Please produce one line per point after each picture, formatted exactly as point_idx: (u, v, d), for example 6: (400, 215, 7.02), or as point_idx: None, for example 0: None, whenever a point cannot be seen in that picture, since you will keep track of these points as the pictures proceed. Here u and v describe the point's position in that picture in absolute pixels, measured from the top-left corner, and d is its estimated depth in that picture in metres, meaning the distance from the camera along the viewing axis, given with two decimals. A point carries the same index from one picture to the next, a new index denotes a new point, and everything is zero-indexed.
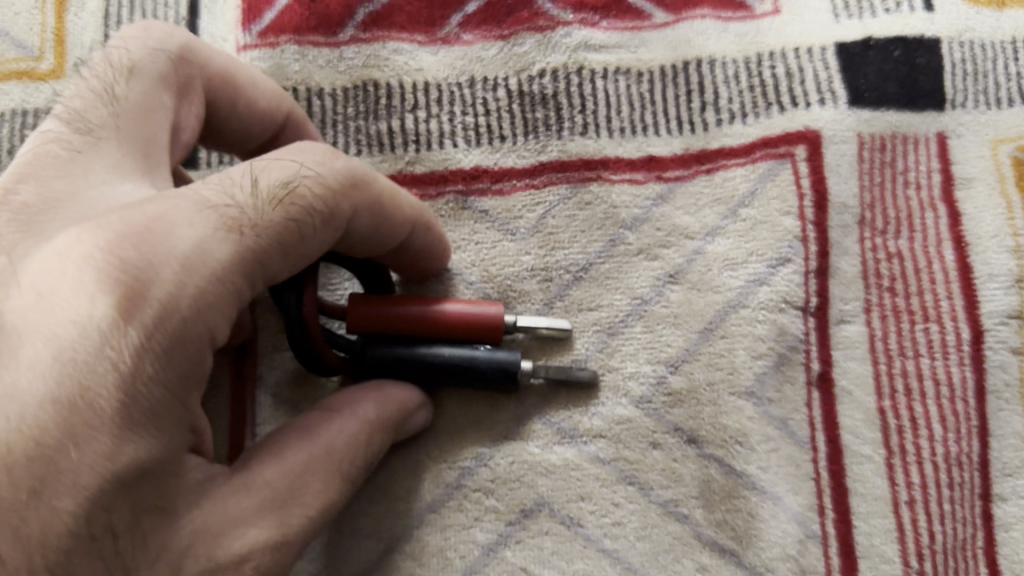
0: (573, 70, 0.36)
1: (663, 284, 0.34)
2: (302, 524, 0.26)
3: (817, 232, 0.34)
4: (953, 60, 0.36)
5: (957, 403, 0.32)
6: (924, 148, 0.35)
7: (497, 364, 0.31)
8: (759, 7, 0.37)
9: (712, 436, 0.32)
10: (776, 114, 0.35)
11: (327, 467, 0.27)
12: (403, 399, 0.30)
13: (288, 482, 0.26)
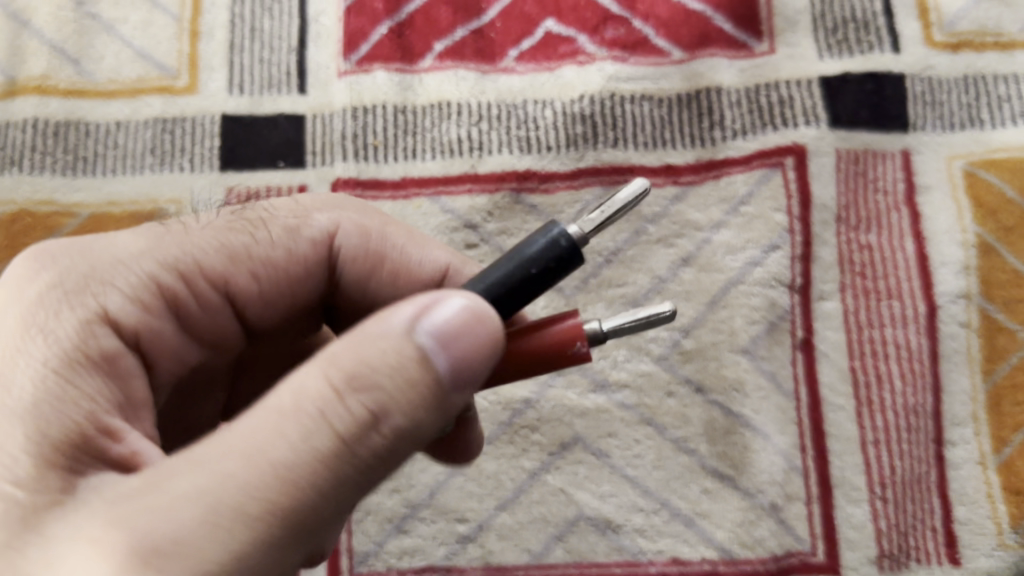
0: (607, 95, 0.44)
1: (677, 266, 0.42)
2: (206, 485, 0.21)
3: (802, 225, 0.42)
4: (916, 91, 0.44)
5: (915, 365, 0.40)
6: (892, 162, 0.43)
7: (546, 243, 0.26)
8: (760, 47, 0.45)
9: (715, 386, 0.40)
10: (771, 132, 0.43)
11: (257, 442, 0.21)
12: (409, 364, 0.22)
13: (242, 435, 0.21)
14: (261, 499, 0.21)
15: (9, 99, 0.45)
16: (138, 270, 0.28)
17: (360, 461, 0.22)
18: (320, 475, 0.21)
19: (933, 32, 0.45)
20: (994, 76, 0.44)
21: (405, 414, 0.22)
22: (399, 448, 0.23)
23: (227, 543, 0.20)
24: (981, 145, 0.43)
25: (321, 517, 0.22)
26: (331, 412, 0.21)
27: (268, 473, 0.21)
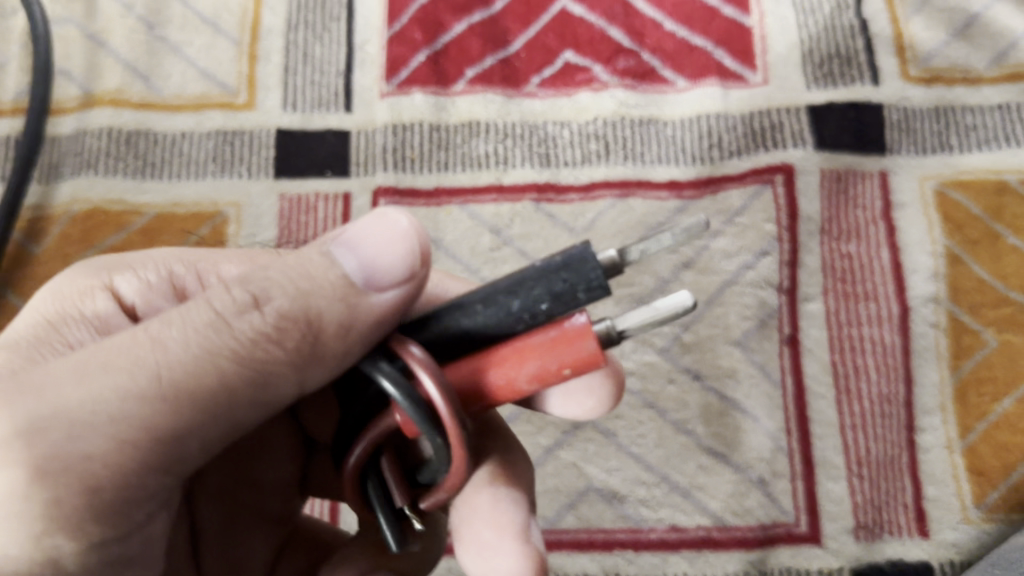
0: (618, 119, 0.50)
1: (679, 269, 0.47)
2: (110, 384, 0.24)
3: (790, 235, 0.47)
4: (893, 120, 0.49)
5: (889, 360, 0.45)
6: (871, 181, 0.48)
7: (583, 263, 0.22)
8: (755, 78, 0.50)
9: (711, 375, 0.45)
10: (764, 154, 0.49)
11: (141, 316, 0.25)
12: (309, 267, 0.25)
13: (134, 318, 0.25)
14: (123, 352, 0.24)
15: (87, 110, 0.51)
16: (160, 265, 0.35)
17: (236, 340, 0.24)
18: (188, 341, 0.24)
19: (909, 68, 0.50)
20: (962, 108, 0.49)
21: (290, 302, 0.25)
22: (288, 341, 0.25)
23: (84, 386, 0.24)
24: (950, 168, 0.48)
25: (188, 387, 0.24)
26: (235, 321, 0.24)
27: (137, 335, 0.24)
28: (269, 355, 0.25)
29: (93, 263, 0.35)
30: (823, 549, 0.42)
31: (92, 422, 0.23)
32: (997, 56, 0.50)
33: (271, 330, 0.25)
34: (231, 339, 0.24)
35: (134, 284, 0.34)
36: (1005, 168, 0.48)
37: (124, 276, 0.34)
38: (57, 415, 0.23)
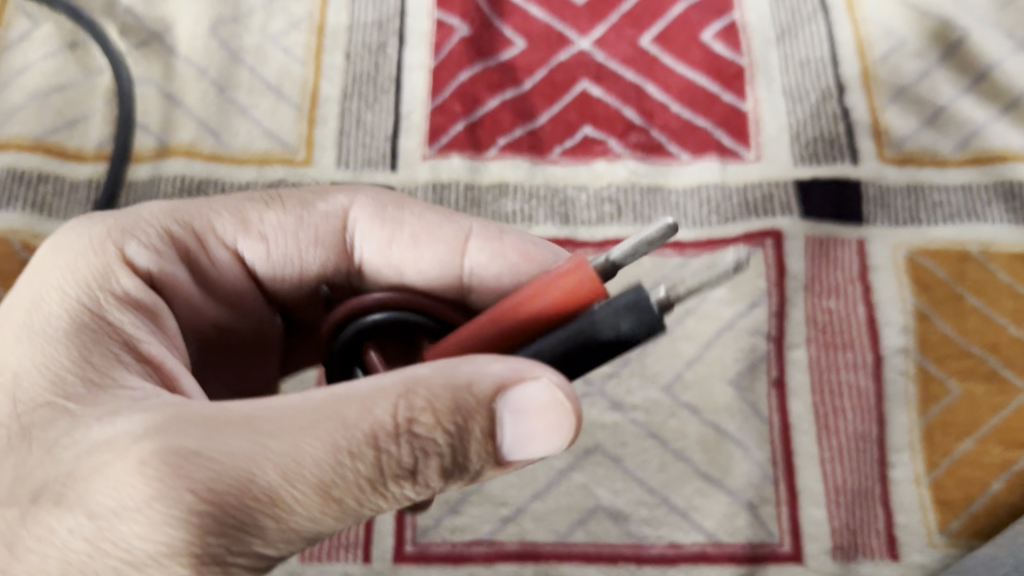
0: (630, 186, 0.57)
1: (680, 317, 0.54)
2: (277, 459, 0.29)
3: (778, 291, 0.53)
4: (871, 193, 0.56)
5: (865, 402, 0.51)
6: (850, 246, 0.55)
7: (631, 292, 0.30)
8: (750, 155, 0.57)
9: (707, 410, 0.51)
10: (756, 220, 0.55)
11: (307, 426, 0.30)
12: (459, 383, 0.31)
13: (298, 419, 0.30)
14: (294, 485, 0.29)
15: (163, 159, 0.58)
16: (159, 228, 0.40)
17: (384, 479, 0.31)
18: (346, 468, 0.30)
19: (884, 150, 0.57)
20: (931, 186, 0.56)
21: (439, 415, 0.30)
22: (421, 474, 0.31)
23: (263, 454, 0.29)
24: (920, 238, 0.55)
25: (330, 479, 0.30)
26: (387, 427, 0.30)
27: (306, 465, 0.29)
28: (402, 487, 0.31)
29: (104, 222, 0.39)
30: (805, 567, 0.47)
31: (251, 488, 0.29)
32: (961, 142, 0.58)
33: (414, 467, 0.31)
34: (379, 479, 0.31)
35: (148, 246, 0.39)
36: (968, 239, 0.55)
37: (138, 239, 0.39)
38: (228, 472, 0.29)
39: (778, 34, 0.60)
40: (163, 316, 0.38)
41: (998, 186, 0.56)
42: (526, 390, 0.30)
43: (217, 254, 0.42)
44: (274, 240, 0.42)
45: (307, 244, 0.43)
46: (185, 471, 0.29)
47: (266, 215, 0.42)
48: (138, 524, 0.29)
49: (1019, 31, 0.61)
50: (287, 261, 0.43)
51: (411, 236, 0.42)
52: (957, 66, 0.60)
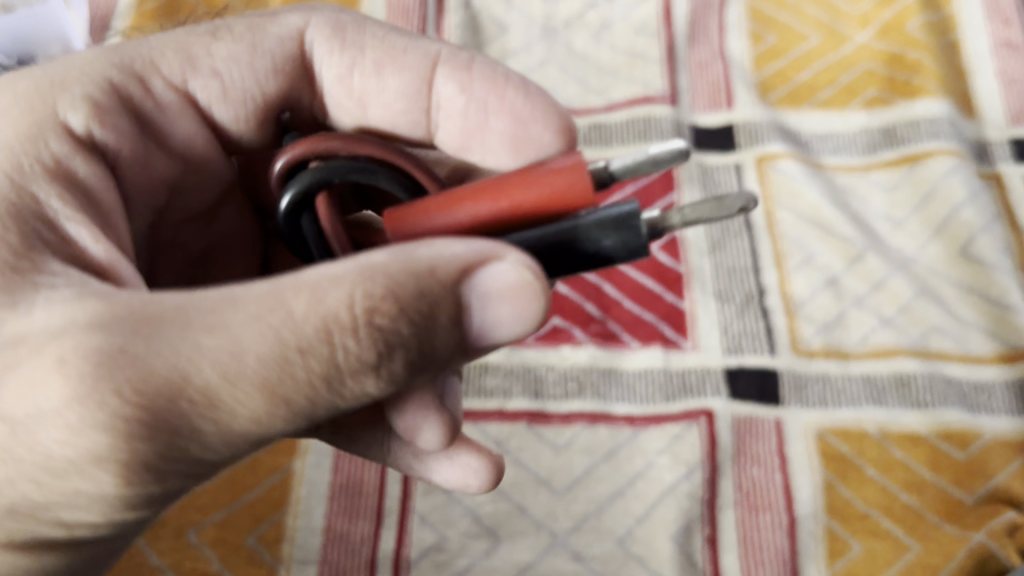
0: (589, 367, 0.69)
1: (631, 480, 0.65)
2: (215, 349, 0.34)
3: (710, 460, 0.65)
4: (787, 379, 0.68)
5: (782, 557, 0.62)
6: (769, 424, 0.67)
7: (626, 213, 0.36)
8: (687, 344, 0.70)
9: (653, 562, 0.61)
10: (693, 399, 0.67)
11: (250, 317, 0.34)
12: (418, 264, 0.36)
13: (244, 310, 0.35)
14: (234, 382, 0.35)
15: None
16: (98, 81, 0.47)
17: (342, 370, 0.36)
18: (296, 345, 0.35)
19: (798, 343, 0.70)
20: (836, 375, 0.68)
21: (411, 294, 0.35)
22: (385, 366, 0.37)
23: (209, 342, 0.34)
24: (827, 418, 0.67)
25: (275, 362, 0.35)
26: (336, 311, 0.35)
27: (244, 364, 0.35)
28: (361, 381, 0.37)
29: (37, 76, 0.47)
30: None
31: (183, 378, 0.35)
32: (862, 339, 0.70)
33: (375, 360, 0.36)
34: (337, 372, 0.36)
35: (81, 105, 0.46)
36: (866, 420, 0.66)
37: (72, 98, 0.46)
38: (170, 358, 0.34)
39: (711, 247, 0.74)
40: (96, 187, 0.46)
41: (891, 376, 0.68)
42: (498, 274, 0.36)
43: (152, 109, 0.50)
44: (228, 73, 0.51)
45: (266, 73, 0.51)
46: (110, 380, 0.35)
47: (215, 47, 0.51)
48: (64, 428, 0.36)
49: (910, 247, 0.74)
50: (247, 95, 0.52)
51: (375, 62, 0.51)
52: (861, 274, 0.72)
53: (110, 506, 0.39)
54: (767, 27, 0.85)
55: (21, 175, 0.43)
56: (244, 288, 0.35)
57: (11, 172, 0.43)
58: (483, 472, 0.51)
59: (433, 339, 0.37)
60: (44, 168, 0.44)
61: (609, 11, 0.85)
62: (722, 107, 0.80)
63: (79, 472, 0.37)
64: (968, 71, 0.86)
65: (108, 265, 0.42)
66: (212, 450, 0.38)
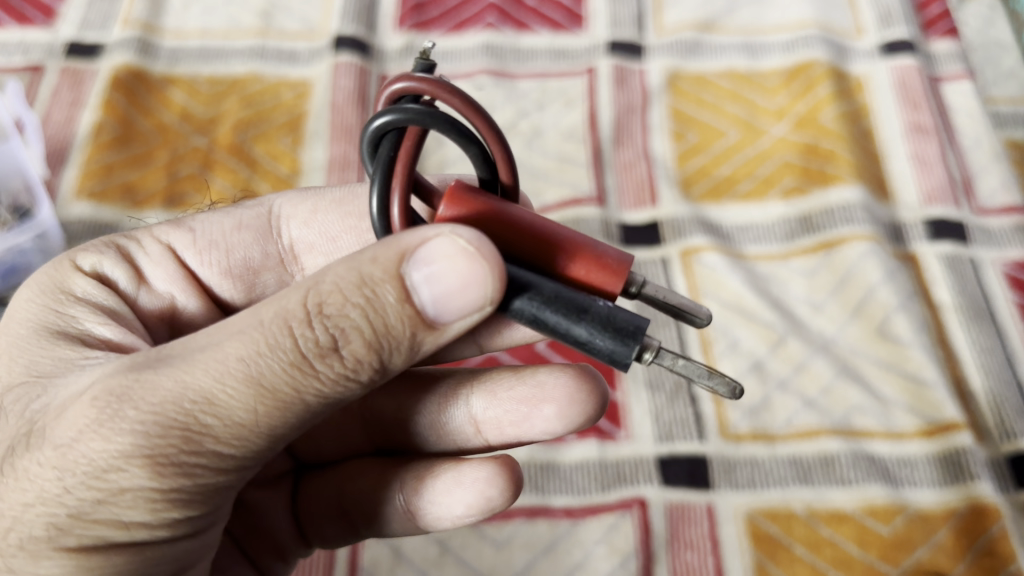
0: (529, 462, 0.71)
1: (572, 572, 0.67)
2: (203, 358, 0.40)
3: (644, 549, 0.67)
4: (717, 465, 0.71)
5: None
6: (701, 510, 0.69)
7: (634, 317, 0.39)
8: (621, 434, 0.73)
9: None
10: (628, 489, 0.70)
11: (232, 332, 0.41)
12: (358, 258, 0.40)
13: (226, 331, 0.41)
14: (224, 380, 0.40)
15: None
16: (107, 243, 0.56)
17: (309, 356, 0.40)
18: (269, 341, 0.40)
19: (727, 428, 0.73)
20: (763, 458, 0.71)
21: (350, 283, 0.40)
22: (347, 349, 0.41)
23: (199, 358, 0.40)
24: (757, 500, 0.70)
25: (253, 359, 0.40)
26: (294, 307, 0.40)
27: (231, 363, 0.40)
28: (330, 363, 0.41)
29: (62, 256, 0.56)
30: None
31: (186, 387, 0.40)
32: (787, 421, 0.73)
33: (334, 343, 0.41)
34: (305, 358, 0.40)
35: (93, 253, 0.55)
36: (794, 500, 0.69)
37: (89, 251, 0.55)
38: (172, 373, 0.40)
39: None
40: (121, 311, 0.53)
41: (817, 455, 0.71)
42: (433, 244, 0.38)
43: (145, 262, 0.57)
44: (200, 229, 0.59)
45: (232, 231, 0.60)
46: (127, 398, 0.40)
47: (196, 217, 0.59)
48: (97, 439, 0.40)
49: (831, 329, 0.77)
50: (214, 244, 0.59)
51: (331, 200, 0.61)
52: (784, 358, 0.76)
53: (149, 507, 0.41)
54: (687, 126, 0.91)
55: (60, 306, 0.51)
56: (233, 316, 0.42)
57: (51, 306, 0.51)
58: (495, 480, 0.52)
59: (391, 329, 0.41)
60: (75, 297, 0.52)
61: (540, 120, 0.91)
62: (648, 204, 0.86)
63: (119, 472, 0.40)
64: (883, 156, 0.89)
65: (123, 342, 0.49)
66: (223, 449, 0.41)
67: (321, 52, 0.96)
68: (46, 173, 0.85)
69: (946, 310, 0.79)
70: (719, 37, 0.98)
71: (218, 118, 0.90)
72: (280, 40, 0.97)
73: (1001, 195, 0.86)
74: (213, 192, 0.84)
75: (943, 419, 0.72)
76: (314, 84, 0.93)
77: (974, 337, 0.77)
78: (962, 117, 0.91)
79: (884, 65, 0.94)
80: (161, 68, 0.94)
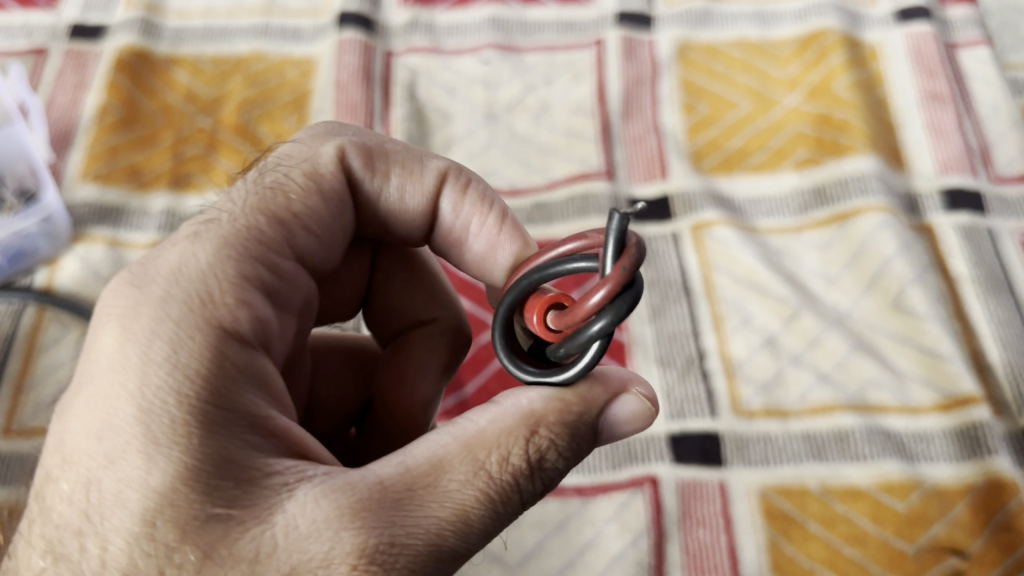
0: None
1: (582, 550, 0.66)
2: (445, 510, 0.39)
3: (655, 526, 0.67)
4: (729, 443, 0.70)
5: None
6: (712, 488, 0.69)
7: None
8: None
9: None
10: (638, 467, 0.70)
11: (462, 483, 0.40)
12: (562, 402, 0.43)
13: (455, 482, 0.40)
14: (465, 535, 0.40)
15: None
16: (230, 281, 0.44)
17: (522, 506, 0.42)
18: (499, 492, 0.41)
19: (738, 405, 0.72)
20: (776, 435, 0.70)
21: (562, 434, 0.43)
22: (543, 494, 0.44)
23: (438, 512, 0.39)
24: (770, 477, 0.69)
25: (487, 512, 0.40)
26: (518, 457, 0.41)
27: (474, 512, 0.40)
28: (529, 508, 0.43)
29: (175, 292, 0.42)
30: None
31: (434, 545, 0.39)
32: (800, 397, 0.72)
33: (540, 491, 0.43)
34: (520, 508, 0.42)
35: (235, 305, 0.43)
36: (807, 477, 0.68)
37: (225, 303, 0.43)
38: (417, 529, 0.38)
39: (651, 314, 0.77)
40: (275, 383, 0.43)
41: (833, 433, 0.70)
42: (622, 403, 0.45)
43: (280, 286, 0.47)
44: (313, 223, 0.50)
45: (336, 216, 0.51)
46: (391, 559, 0.37)
47: (292, 203, 0.49)
48: None
49: (845, 303, 0.76)
50: (331, 237, 0.51)
51: (398, 186, 0.53)
52: (797, 333, 0.74)
53: None
54: (698, 98, 0.89)
55: (215, 390, 0.40)
56: (439, 450, 0.41)
57: (208, 395, 0.39)
58: None
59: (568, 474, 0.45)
60: (235, 377, 0.41)
61: (547, 94, 0.89)
62: (657, 178, 0.84)
63: None
64: (898, 125, 0.87)
65: (293, 431, 0.42)
66: None
67: (325, 29, 0.94)
68: (51, 157, 0.85)
69: (963, 282, 0.77)
70: (730, 7, 0.96)
71: (223, 98, 0.89)
72: (284, 18, 0.96)
73: (1020, 163, 0.84)
74: (219, 172, 0.84)
75: (959, 392, 0.71)
76: (319, 61, 0.92)
77: (992, 309, 0.75)
78: (979, 83, 0.89)
79: (898, 32, 0.92)
80: (165, 48, 0.93)
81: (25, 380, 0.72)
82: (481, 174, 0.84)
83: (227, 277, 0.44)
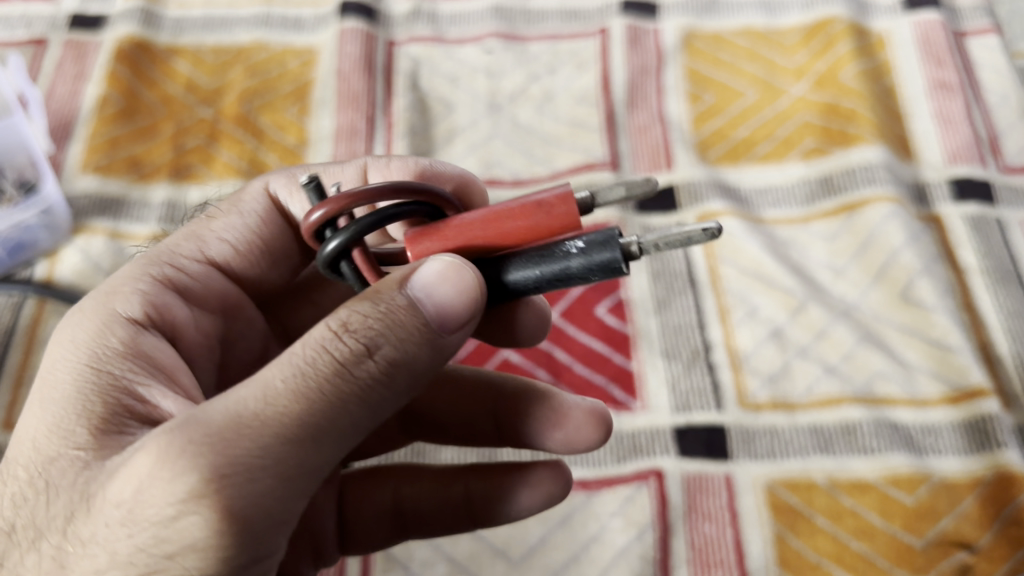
0: None
1: (587, 544, 0.66)
2: (246, 388, 0.38)
3: (660, 520, 0.66)
4: (735, 437, 0.70)
5: None
6: (718, 481, 0.68)
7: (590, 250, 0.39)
8: (637, 404, 0.71)
9: None
10: (643, 460, 0.69)
11: (270, 366, 0.39)
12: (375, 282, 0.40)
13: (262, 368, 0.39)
14: (270, 404, 0.37)
15: None
16: (141, 284, 0.50)
17: (345, 368, 0.38)
18: (308, 365, 0.38)
19: (745, 398, 0.71)
20: (783, 428, 0.70)
21: (369, 298, 0.39)
22: (380, 355, 0.39)
23: (238, 394, 0.38)
24: (776, 471, 0.68)
25: (296, 381, 0.38)
26: (326, 328, 0.39)
27: (276, 384, 0.38)
28: (370, 372, 0.39)
29: (90, 298, 0.50)
30: None
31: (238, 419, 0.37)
32: (807, 390, 0.71)
33: (367, 351, 0.39)
34: (344, 371, 0.38)
35: (134, 298, 0.49)
36: (814, 470, 0.68)
37: (124, 296, 0.49)
38: (218, 410, 0.38)
39: (656, 306, 0.76)
40: (171, 366, 0.47)
41: (840, 426, 0.69)
42: (422, 269, 0.40)
43: (187, 283, 0.53)
44: (228, 237, 0.56)
45: (255, 227, 0.56)
46: (188, 431, 0.37)
47: (214, 224, 0.56)
48: (158, 483, 0.36)
49: (852, 294, 0.75)
50: (250, 245, 0.56)
51: (335, 190, 0.57)
52: (803, 325, 0.74)
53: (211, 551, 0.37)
54: (703, 87, 0.88)
55: (101, 362, 0.45)
56: None
57: (93, 363, 0.45)
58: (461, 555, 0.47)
59: (421, 338, 0.40)
60: (124, 352, 0.46)
61: (551, 83, 0.89)
62: (663, 168, 0.83)
63: (181, 514, 0.36)
64: (906, 115, 0.86)
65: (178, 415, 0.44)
66: (280, 474, 0.37)
67: (327, 18, 0.94)
68: (51, 148, 0.84)
69: (972, 273, 0.76)
70: None
71: (224, 88, 0.88)
72: (285, 7, 0.95)
73: None
74: (220, 163, 0.83)
75: (968, 384, 0.70)
76: (321, 51, 0.91)
77: (1001, 301, 0.74)
78: (988, 72, 0.88)
79: (906, 20, 0.91)
80: (165, 38, 0.92)
81: (25, 374, 0.72)
82: (484, 165, 0.83)
83: (127, 278, 0.51)
